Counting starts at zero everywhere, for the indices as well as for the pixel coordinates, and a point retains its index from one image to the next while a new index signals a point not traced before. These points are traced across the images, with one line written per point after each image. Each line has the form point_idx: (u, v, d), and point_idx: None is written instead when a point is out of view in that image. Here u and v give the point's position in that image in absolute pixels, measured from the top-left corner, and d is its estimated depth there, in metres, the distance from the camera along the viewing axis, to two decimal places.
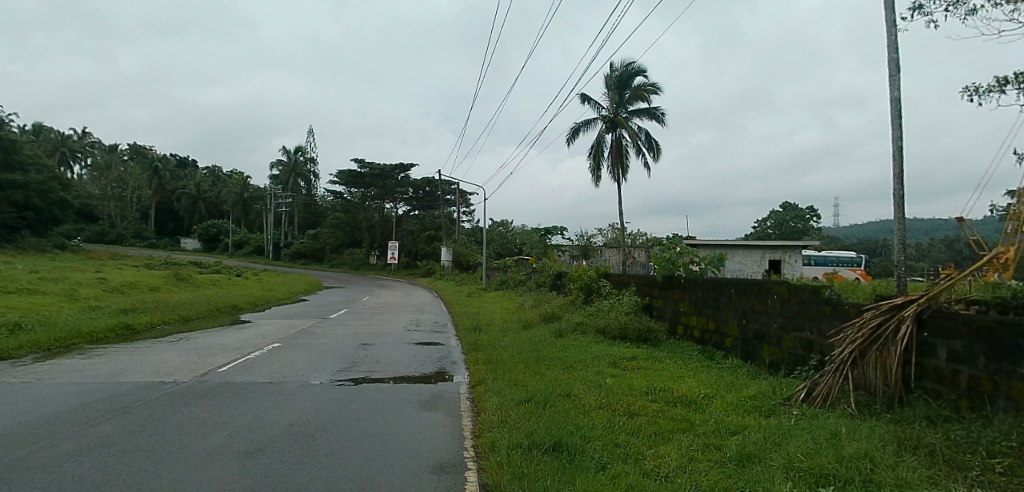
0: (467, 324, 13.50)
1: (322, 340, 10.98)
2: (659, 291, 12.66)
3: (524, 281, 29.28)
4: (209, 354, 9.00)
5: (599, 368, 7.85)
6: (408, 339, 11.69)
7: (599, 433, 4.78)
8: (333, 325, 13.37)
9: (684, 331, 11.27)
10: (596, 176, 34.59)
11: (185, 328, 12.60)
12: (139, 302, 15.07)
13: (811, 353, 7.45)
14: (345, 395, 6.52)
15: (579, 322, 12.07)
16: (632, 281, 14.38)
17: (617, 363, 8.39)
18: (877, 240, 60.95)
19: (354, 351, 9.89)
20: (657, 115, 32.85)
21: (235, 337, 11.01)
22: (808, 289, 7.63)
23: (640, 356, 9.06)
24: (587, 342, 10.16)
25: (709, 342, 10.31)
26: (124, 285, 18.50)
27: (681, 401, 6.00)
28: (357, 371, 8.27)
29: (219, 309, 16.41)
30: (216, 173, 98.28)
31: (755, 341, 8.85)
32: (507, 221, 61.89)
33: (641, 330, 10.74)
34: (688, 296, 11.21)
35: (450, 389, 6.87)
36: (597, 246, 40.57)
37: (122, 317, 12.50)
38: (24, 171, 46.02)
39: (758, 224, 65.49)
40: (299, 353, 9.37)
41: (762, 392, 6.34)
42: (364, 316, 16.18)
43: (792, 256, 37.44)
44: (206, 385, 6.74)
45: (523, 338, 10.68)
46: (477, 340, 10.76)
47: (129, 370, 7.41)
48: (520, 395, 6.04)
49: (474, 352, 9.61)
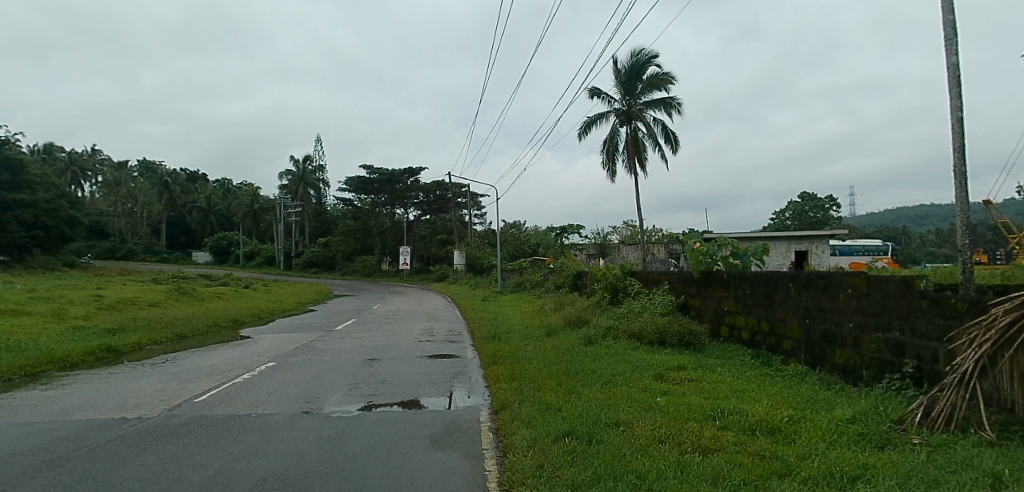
0: (484, 333, 12.26)
1: (323, 356, 9.84)
2: (697, 288, 11.33)
3: (540, 282, 28.06)
4: (192, 379, 7.91)
5: (644, 383, 6.60)
6: (419, 352, 10.49)
7: (669, 486, 3.49)
8: (339, 338, 12.21)
9: (730, 332, 9.96)
10: (611, 172, 33.22)
11: (175, 347, 11.52)
12: (132, 320, 14.06)
13: (904, 358, 6.13)
14: (339, 431, 5.29)
15: (610, 326, 10.79)
16: (664, 278, 13.07)
17: (662, 375, 7.13)
18: (900, 227, 58.73)
19: (357, 369, 8.76)
20: (673, 105, 31.44)
21: (227, 357, 9.91)
22: (894, 282, 6.31)
23: (688, 366, 7.78)
24: (622, 350, 8.88)
25: (762, 345, 8.98)
26: (120, 301, 17.54)
27: (762, 429, 4.69)
28: (360, 392, 7.14)
29: (219, 324, 15.38)
30: (226, 185, 98.33)
31: (823, 344, 7.54)
32: (519, 222, 60.72)
33: (681, 333, 9.47)
34: (733, 293, 9.89)
35: (468, 418, 5.65)
36: (613, 243, 39.25)
37: (107, 338, 11.46)
38: (31, 190, 45.64)
39: (776, 216, 63.60)
40: (295, 374, 8.27)
41: (857, 412, 5.02)
42: (373, 326, 15.05)
43: (819, 246, 35.68)
44: (175, 422, 5.61)
45: (547, 348, 9.44)
46: (497, 351, 9.55)
47: (88, 406, 6.29)
48: (556, 426, 4.77)
49: (493, 365, 8.39)
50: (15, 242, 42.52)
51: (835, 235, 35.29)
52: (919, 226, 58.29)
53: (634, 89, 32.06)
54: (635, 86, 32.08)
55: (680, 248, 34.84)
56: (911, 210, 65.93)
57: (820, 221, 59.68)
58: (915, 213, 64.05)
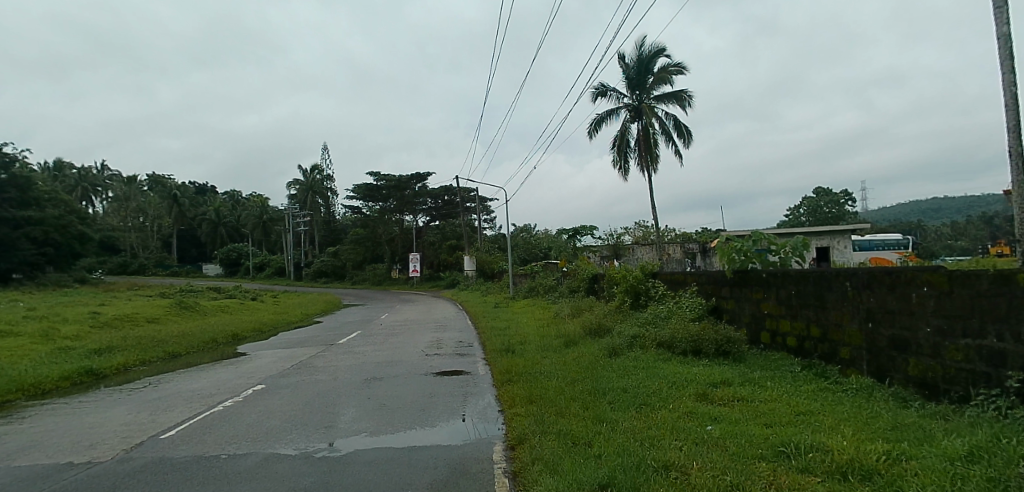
0: (497, 344, 11.25)
1: (320, 376, 8.93)
2: (730, 290, 10.25)
3: (554, 286, 26.93)
4: (171, 406, 7.03)
5: (688, 405, 5.62)
6: (426, 367, 9.54)
7: None
8: (340, 354, 11.27)
9: (773, 339, 8.88)
10: (623, 170, 32.17)
11: (162, 368, 10.61)
12: (122, 338, 13.24)
13: (1004, 370, 4.96)
14: (322, 478, 4.31)
15: (635, 334, 9.74)
16: (691, 279, 11.98)
17: (707, 394, 6.11)
18: (918, 219, 56.89)
19: (356, 390, 7.83)
20: (684, 99, 30.31)
21: (216, 379, 9.02)
22: (987, 278, 5.16)
23: (735, 381, 6.76)
24: (653, 363, 7.86)
25: (813, 353, 7.88)
26: (116, 318, 16.79)
27: (855, 472, 3.65)
28: (360, 419, 6.20)
29: (215, 341, 14.50)
30: (235, 196, 98.52)
31: (893, 353, 6.42)
32: (529, 226, 59.65)
33: (719, 340, 8.38)
34: (774, 294, 8.82)
35: (479, 459, 4.61)
36: (627, 244, 38.01)
37: (90, 361, 10.60)
38: (40, 207, 45.48)
39: (790, 213, 61.87)
40: (285, 399, 7.33)
41: (971, 446, 3.95)
42: (379, 339, 14.13)
43: (841, 242, 34.12)
44: (129, 468, 4.69)
45: (566, 361, 8.43)
46: (512, 366, 8.54)
47: (36, 447, 5.40)
48: (589, 474, 3.74)
49: (508, 384, 7.40)
50: (26, 259, 42.60)
51: (857, 229, 33.78)
52: (933, 219, 56.73)
53: (644, 83, 30.92)
54: (646, 80, 30.94)
55: (697, 247, 33.53)
56: (926, 202, 64.20)
57: (836, 215, 57.98)
58: (929, 206, 62.34)
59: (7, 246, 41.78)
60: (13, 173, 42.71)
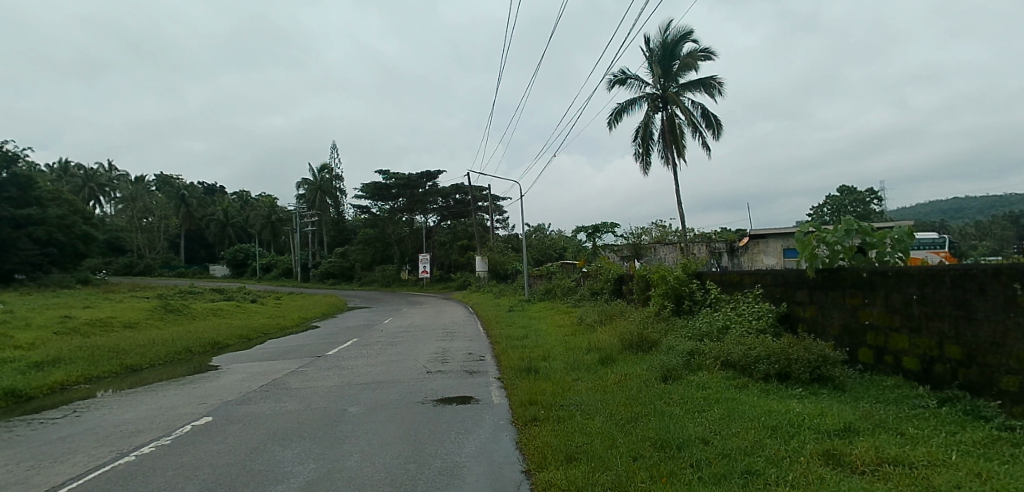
0: (516, 360, 9.15)
1: (289, 403, 6.99)
2: (810, 294, 8.19)
3: (573, 288, 24.98)
4: (66, 454, 5.10)
5: (825, 478, 3.55)
6: (425, 391, 7.53)
7: None
8: (327, 371, 9.31)
9: (880, 359, 6.78)
10: (646, 163, 30.08)
11: (109, 387, 8.75)
12: (77, 348, 11.40)
13: None
14: None
15: (690, 350, 7.73)
16: (752, 280, 9.88)
17: (837, 454, 4.02)
18: (948, 218, 53.45)
19: (329, 426, 5.91)
20: (713, 86, 28.09)
21: (161, 405, 7.15)
22: None
23: (862, 427, 4.67)
24: (724, 393, 5.77)
25: (951, 381, 5.70)
26: (86, 323, 15.11)
27: None
28: (315, 483, 4.16)
29: (190, 351, 12.63)
30: (245, 196, 97.40)
31: None
32: (542, 227, 57.45)
33: (812, 361, 6.26)
34: (881, 300, 6.72)
35: None
36: (648, 243, 35.88)
37: (21, 378, 8.78)
38: (42, 206, 44.29)
39: (813, 212, 58.82)
40: (229, 440, 5.40)
41: None
42: (376, 349, 12.22)
43: None
44: None
45: (606, 388, 6.39)
46: (537, 394, 6.48)
47: None
48: None
49: (532, 425, 5.36)
50: (30, 259, 41.82)
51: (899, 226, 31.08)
52: (958, 218, 53.75)
53: (669, 70, 28.75)
54: (670, 67, 28.76)
55: (724, 246, 31.28)
56: (947, 201, 61.02)
57: (861, 215, 54.93)
58: (952, 205, 59.24)
59: (8, 246, 40.86)
60: (14, 171, 41.72)
